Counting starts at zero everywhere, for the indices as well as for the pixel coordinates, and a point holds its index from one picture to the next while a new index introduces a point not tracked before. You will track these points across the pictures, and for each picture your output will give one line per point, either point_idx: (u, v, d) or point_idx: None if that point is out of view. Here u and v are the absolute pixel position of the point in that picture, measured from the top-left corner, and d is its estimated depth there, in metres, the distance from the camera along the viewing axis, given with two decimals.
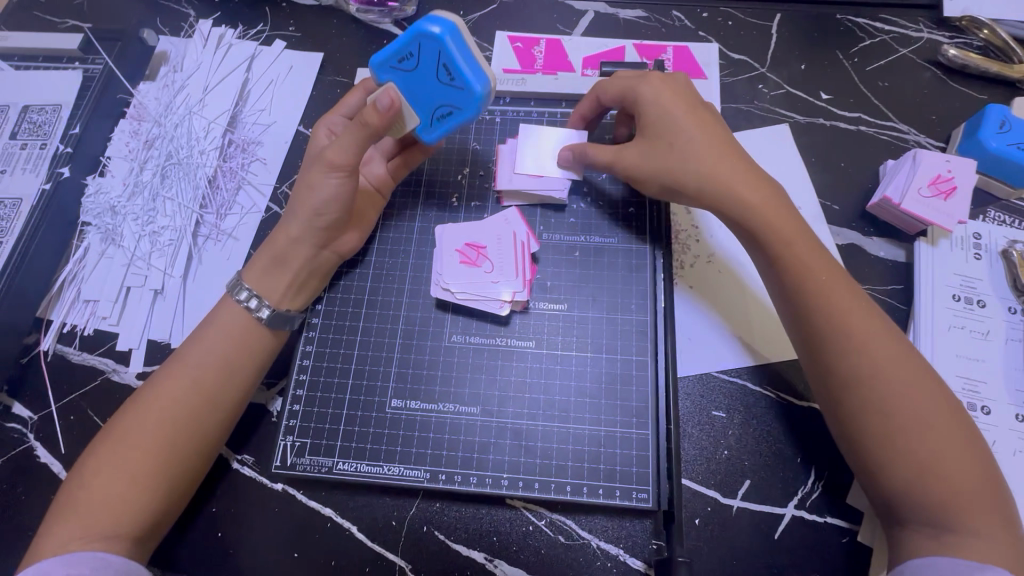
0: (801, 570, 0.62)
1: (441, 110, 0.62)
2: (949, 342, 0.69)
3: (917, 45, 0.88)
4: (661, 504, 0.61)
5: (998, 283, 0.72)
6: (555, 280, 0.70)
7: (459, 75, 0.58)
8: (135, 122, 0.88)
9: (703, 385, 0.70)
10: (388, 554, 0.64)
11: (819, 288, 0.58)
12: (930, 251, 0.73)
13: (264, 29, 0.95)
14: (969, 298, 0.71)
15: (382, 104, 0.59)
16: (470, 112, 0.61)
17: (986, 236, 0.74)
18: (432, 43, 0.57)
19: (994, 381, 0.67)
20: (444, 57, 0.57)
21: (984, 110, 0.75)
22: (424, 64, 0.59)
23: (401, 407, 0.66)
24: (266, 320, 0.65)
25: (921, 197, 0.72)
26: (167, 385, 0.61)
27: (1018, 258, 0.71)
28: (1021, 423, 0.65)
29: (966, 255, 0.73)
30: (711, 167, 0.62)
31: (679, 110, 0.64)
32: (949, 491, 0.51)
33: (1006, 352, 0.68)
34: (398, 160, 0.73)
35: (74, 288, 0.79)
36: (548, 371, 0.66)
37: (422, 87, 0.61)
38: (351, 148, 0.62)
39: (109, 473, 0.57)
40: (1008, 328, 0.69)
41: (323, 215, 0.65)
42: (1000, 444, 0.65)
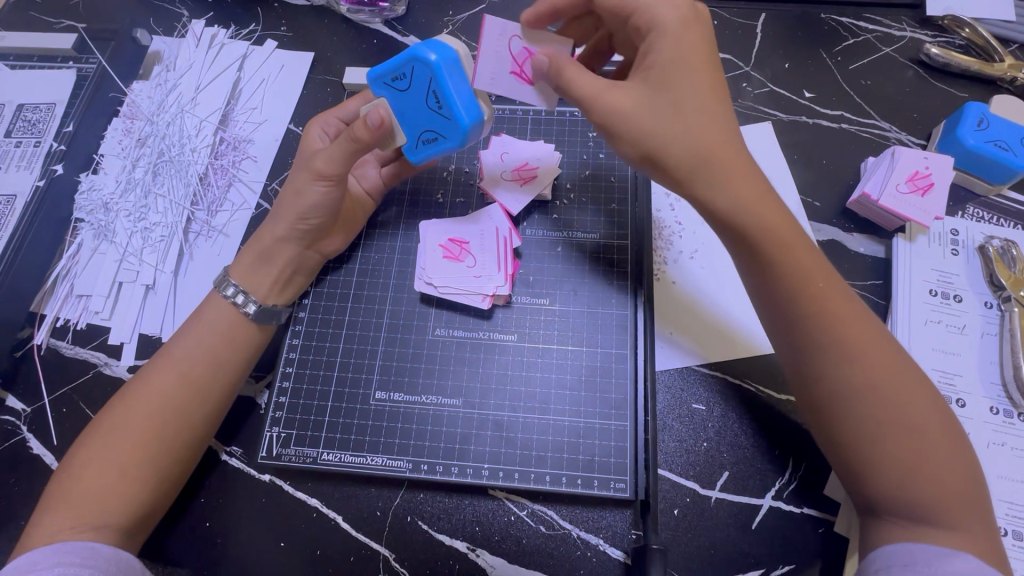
0: (777, 558, 0.63)
1: (427, 134, 0.62)
2: (925, 336, 0.70)
3: (899, 43, 0.89)
4: (638, 495, 0.62)
5: (975, 279, 0.73)
6: (537, 276, 0.71)
7: (449, 106, 0.59)
8: (129, 121, 0.90)
9: (684, 378, 0.71)
10: (372, 544, 0.65)
11: (810, 291, 0.54)
12: (908, 246, 0.74)
13: (256, 29, 0.96)
14: (946, 293, 0.72)
15: (372, 123, 0.59)
16: (456, 140, 0.61)
17: (964, 232, 0.75)
18: (426, 69, 0.57)
19: (969, 374, 0.68)
20: (436, 85, 0.58)
21: (963, 108, 0.76)
22: (415, 87, 0.59)
23: (385, 399, 0.67)
24: (253, 315, 0.67)
25: (899, 194, 0.73)
26: (156, 378, 0.62)
27: (995, 253, 0.72)
28: (995, 416, 0.66)
29: (944, 250, 0.74)
30: (709, 148, 0.54)
31: (673, 70, 0.55)
32: (931, 497, 0.49)
33: (981, 346, 0.69)
34: (391, 169, 0.75)
35: (67, 284, 0.81)
36: (530, 364, 0.67)
37: (411, 108, 0.61)
38: (336, 156, 0.63)
39: (100, 464, 0.58)
40: (985, 322, 0.70)
41: (308, 219, 0.67)
42: (975, 436, 0.66)
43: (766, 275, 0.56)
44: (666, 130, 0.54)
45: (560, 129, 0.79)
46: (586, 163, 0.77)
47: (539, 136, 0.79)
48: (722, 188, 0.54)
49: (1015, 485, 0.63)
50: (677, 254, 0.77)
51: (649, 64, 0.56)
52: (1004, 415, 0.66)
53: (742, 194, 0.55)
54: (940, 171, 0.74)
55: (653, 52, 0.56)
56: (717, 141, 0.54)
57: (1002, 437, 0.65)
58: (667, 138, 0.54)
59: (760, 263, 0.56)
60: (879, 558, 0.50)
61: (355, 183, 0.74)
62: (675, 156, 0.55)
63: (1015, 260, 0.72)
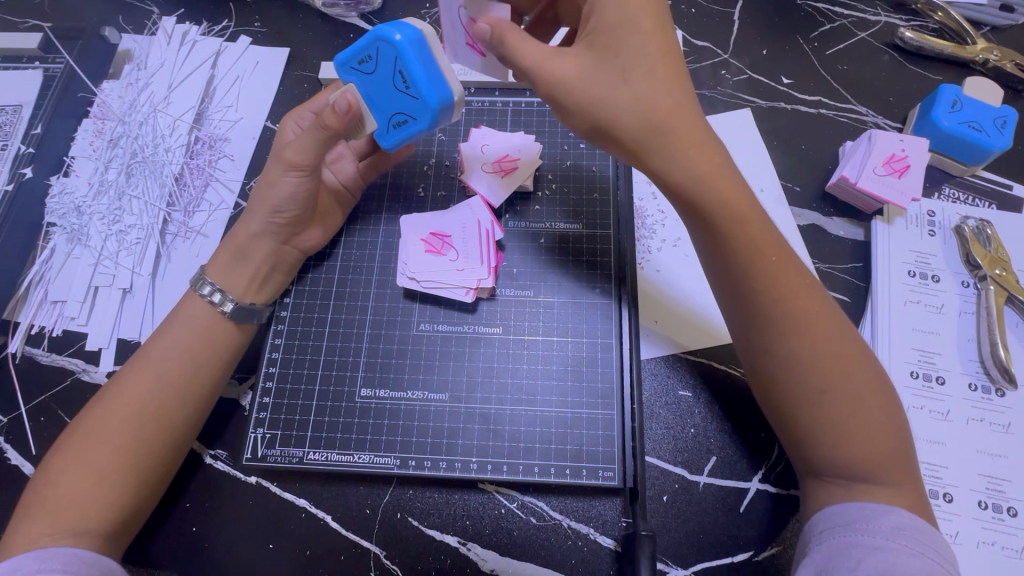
0: (766, 540, 0.64)
1: (398, 118, 0.61)
2: (905, 316, 0.71)
3: (874, 28, 0.89)
4: (627, 482, 0.62)
5: (952, 259, 0.74)
6: (520, 268, 0.71)
7: (415, 83, 0.58)
8: (99, 122, 0.88)
9: (670, 366, 0.71)
10: (362, 542, 0.64)
11: (760, 263, 0.54)
12: (887, 229, 0.75)
13: (229, 25, 0.94)
14: (924, 273, 0.73)
15: (341, 107, 0.59)
16: (426, 121, 0.60)
17: (940, 213, 0.76)
18: (391, 48, 0.58)
19: (948, 352, 0.69)
20: (402, 63, 0.58)
21: (938, 90, 0.77)
22: (382, 68, 0.59)
23: (370, 396, 0.67)
24: (230, 314, 0.65)
25: (878, 176, 0.74)
26: (133, 381, 0.61)
27: (971, 233, 0.73)
28: (974, 392, 0.68)
29: (921, 232, 0.75)
30: (662, 113, 0.53)
31: (635, 38, 0.54)
32: (864, 456, 0.51)
33: (960, 324, 0.71)
34: (368, 161, 0.74)
35: (42, 289, 0.79)
36: (515, 357, 0.67)
37: (380, 90, 0.61)
38: (309, 148, 0.63)
39: (78, 469, 0.57)
40: (962, 301, 0.72)
41: (281, 211, 0.66)
42: (955, 413, 0.67)
43: (717, 249, 0.56)
44: (618, 96, 0.53)
45: (540, 120, 0.78)
46: (567, 153, 0.76)
47: (519, 128, 0.78)
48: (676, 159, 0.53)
49: (994, 459, 0.65)
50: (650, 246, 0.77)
51: (596, 26, 0.55)
52: (982, 391, 0.68)
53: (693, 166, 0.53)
54: (916, 152, 0.75)
55: (605, 20, 0.55)
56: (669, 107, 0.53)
57: (980, 413, 0.67)
58: (620, 106, 0.53)
59: (711, 237, 0.55)
60: (824, 518, 0.52)
61: (331, 176, 0.72)
62: (623, 122, 0.54)
63: (990, 239, 0.73)
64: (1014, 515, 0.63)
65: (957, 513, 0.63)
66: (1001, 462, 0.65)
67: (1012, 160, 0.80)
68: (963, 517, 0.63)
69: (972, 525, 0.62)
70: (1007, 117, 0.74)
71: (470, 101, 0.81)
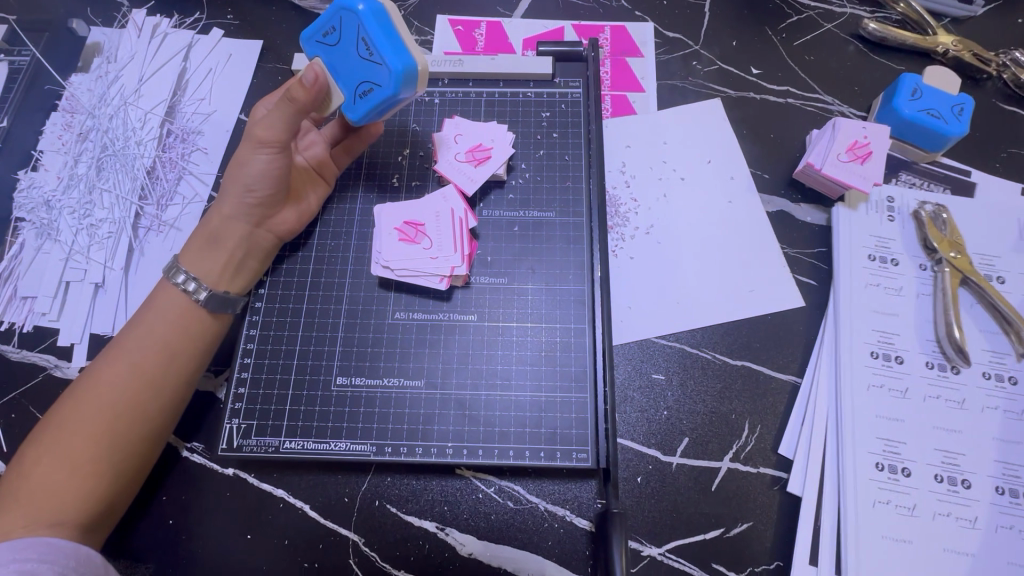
0: (737, 516, 0.66)
1: (362, 88, 0.61)
2: (865, 298, 0.73)
3: (840, 20, 0.92)
4: (600, 463, 0.64)
5: (910, 242, 0.76)
6: (495, 255, 0.72)
7: (377, 49, 0.58)
8: (68, 115, 0.86)
9: (644, 351, 0.73)
10: (341, 530, 0.65)
11: None
12: (848, 215, 0.77)
13: (200, 17, 0.93)
14: (883, 257, 0.75)
15: (308, 79, 0.60)
16: (389, 87, 0.59)
17: (898, 199, 0.78)
18: (355, 18, 0.59)
19: (906, 332, 0.72)
20: (364, 30, 0.58)
21: (901, 76, 0.79)
22: (347, 39, 0.60)
23: (346, 385, 0.67)
24: (205, 302, 0.65)
25: (839, 162, 0.76)
26: (107, 371, 0.61)
27: (927, 217, 0.76)
28: (931, 370, 0.70)
29: (881, 217, 0.77)
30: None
31: None
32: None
33: (918, 305, 0.73)
34: (341, 147, 0.74)
35: (11, 285, 0.78)
36: (491, 342, 0.68)
37: (346, 62, 0.62)
38: (278, 124, 0.63)
39: (53, 459, 0.57)
40: (919, 283, 0.74)
41: (253, 190, 0.66)
42: (912, 391, 0.69)
43: None
44: None
45: (514, 110, 0.79)
46: (540, 143, 0.77)
47: (493, 117, 0.79)
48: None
49: (950, 434, 0.67)
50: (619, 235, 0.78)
51: None
52: (938, 369, 0.70)
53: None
54: (879, 139, 0.76)
55: None
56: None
57: (937, 390, 0.69)
58: None
59: None
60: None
61: (301, 156, 0.72)
62: None
63: (945, 223, 0.75)
64: (968, 487, 0.65)
65: (918, 485, 0.65)
66: (956, 433, 0.67)
67: (969, 149, 0.83)
68: (919, 489, 0.65)
69: (928, 499, 0.65)
70: (965, 104, 0.77)
71: (442, 92, 0.81)
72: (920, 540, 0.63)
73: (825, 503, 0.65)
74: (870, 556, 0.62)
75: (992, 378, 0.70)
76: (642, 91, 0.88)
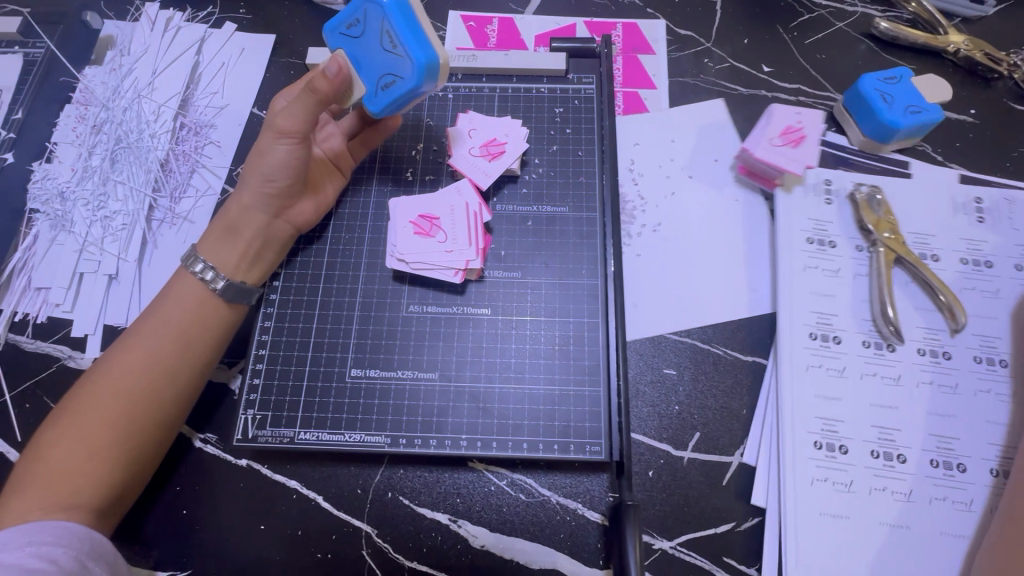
0: (748, 511, 0.66)
1: (384, 80, 0.62)
2: (804, 282, 0.74)
3: (851, 18, 0.92)
4: (613, 456, 0.64)
5: (848, 225, 0.77)
6: (508, 250, 0.72)
7: (401, 42, 0.59)
8: (82, 108, 0.87)
9: (656, 346, 0.73)
10: (354, 521, 0.65)
11: None
12: (785, 199, 0.78)
13: (213, 11, 0.94)
14: (821, 240, 0.76)
15: (331, 71, 0.61)
16: (412, 80, 0.60)
17: (836, 182, 0.79)
18: (379, 11, 0.59)
19: (843, 312, 0.73)
20: (388, 23, 0.59)
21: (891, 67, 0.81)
22: (370, 31, 0.61)
23: (360, 376, 0.67)
24: (222, 292, 0.65)
25: (772, 147, 0.76)
26: (124, 358, 0.61)
27: (863, 199, 0.77)
28: (868, 349, 0.71)
29: (818, 200, 0.78)
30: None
31: None
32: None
33: (854, 286, 0.74)
34: (358, 140, 0.75)
35: (25, 276, 0.78)
36: (504, 336, 0.68)
37: (368, 54, 0.62)
38: (300, 115, 0.63)
39: (69, 444, 0.57)
40: (856, 265, 0.75)
41: (272, 180, 0.66)
42: (849, 369, 0.70)
43: None
44: None
45: (527, 106, 0.79)
46: (553, 138, 0.77)
47: (506, 113, 0.79)
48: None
49: (964, 430, 0.67)
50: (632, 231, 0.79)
51: None
52: (874, 347, 0.71)
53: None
54: (812, 125, 0.76)
55: None
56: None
57: (874, 368, 0.70)
58: None
59: None
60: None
61: (319, 148, 0.73)
62: None
63: (880, 205, 0.76)
64: (904, 461, 0.66)
65: (928, 480, 0.66)
66: (948, 422, 0.68)
67: (979, 148, 0.83)
68: (857, 466, 0.66)
69: (865, 474, 0.66)
70: (925, 109, 0.77)
71: (456, 87, 0.81)
72: (930, 534, 0.64)
73: (760, 478, 0.67)
74: (807, 530, 0.64)
75: (927, 354, 0.71)
76: (653, 88, 0.88)
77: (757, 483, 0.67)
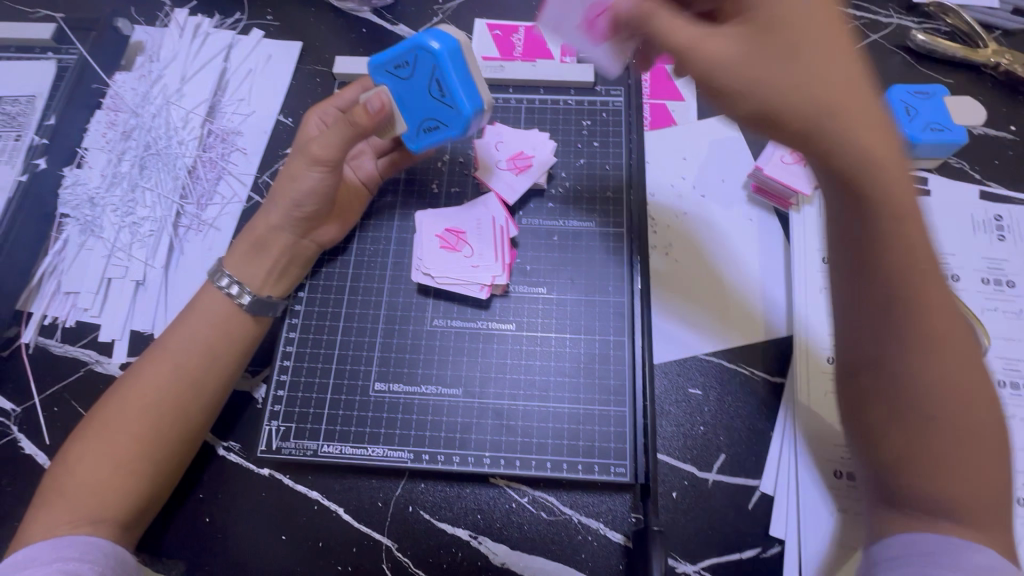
0: (775, 536, 0.65)
1: (428, 124, 0.64)
2: (822, 304, 0.72)
3: (886, 30, 0.90)
4: (638, 478, 0.63)
5: None
6: (534, 265, 0.71)
7: (451, 94, 0.61)
8: (112, 113, 0.88)
9: (681, 365, 0.72)
10: (374, 535, 0.65)
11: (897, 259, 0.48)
12: (800, 218, 0.77)
13: (241, 18, 0.94)
14: None
15: (372, 108, 0.60)
16: (457, 129, 0.63)
17: None
18: (430, 57, 0.59)
19: None
20: (440, 73, 0.60)
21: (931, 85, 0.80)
22: (419, 75, 0.60)
23: (384, 390, 0.67)
24: (248, 307, 0.66)
25: (785, 164, 0.77)
26: (150, 370, 0.62)
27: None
28: None
29: None
30: (720, 51, 0.53)
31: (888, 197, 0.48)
32: (966, 509, 0.47)
33: None
34: (388, 159, 0.75)
35: (54, 280, 0.79)
36: (528, 353, 0.68)
37: (414, 96, 0.62)
38: (334, 142, 0.63)
39: (96, 457, 0.58)
40: None
41: (301, 206, 0.66)
42: None
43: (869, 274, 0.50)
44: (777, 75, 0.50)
45: (554, 118, 0.79)
46: (580, 151, 0.77)
47: (533, 125, 0.78)
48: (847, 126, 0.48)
49: None
50: (659, 247, 0.77)
51: None
52: None
53: (869, 139, 0.48)
54: None
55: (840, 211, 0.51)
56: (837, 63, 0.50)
57: None
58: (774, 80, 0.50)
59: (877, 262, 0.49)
60: (889, 546, 0.49)
61: (350, 172, 0.73)
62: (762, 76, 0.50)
63: None
64: None
65: None
66: None
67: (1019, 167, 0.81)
68: None
69: None
70: (946, 128, 0.75)
71: None
72: None
73: (779, 508, 0.65)
74: (829, 561, 0.63)
75: None
76: (681, 100, 0.87)
77: (776, 513, 0.65)
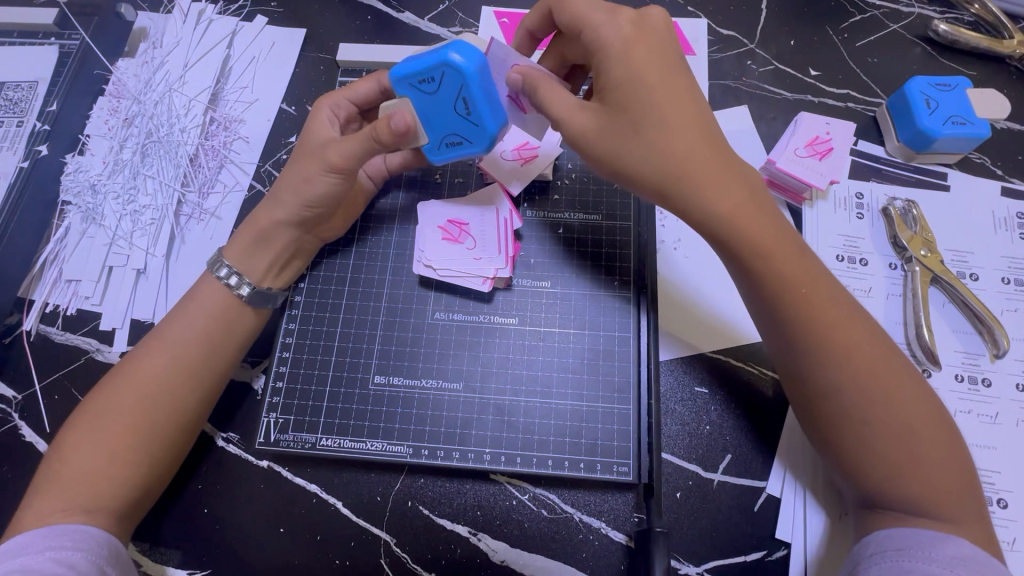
0: (780, 539, 0.63)
1: (450, 139, 0.61)
2: None
3: (907, 20, 0.87)
4: (642, 478, 0.62)
5: (880, 241, 0.73)
6: (538, 258, 0.70)
7: (477, 112, 0.58)
8: (114, 100, 0.87)
9: (687, 362, 0.70)
10: (373, 529, 0.64)
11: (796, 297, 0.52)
12: (814, 214, 0.75)
13: (245, 4, 0.93)
14: (852, 257, 0.73)
15: (397, 125, 0.58)
16: (482, 147, 0.61)
17: (868, 195, 0.76)
18: (458, 74, 0.55)
19: None
20: (467, 91, 0.56)
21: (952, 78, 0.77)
22: (444, 91, 0.57)
23: (383, 384, 0.66)
24: (248, 298, 0.65)
25: (797, 157, 0.74)
26: (146, 362, 0.61)
27: (896, 214, 0.73)
28: None
29: (849, 215, 0.75)
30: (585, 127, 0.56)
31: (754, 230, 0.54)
32: (936, 500, 0.49)
33: (887, 307, 0.70)
34: (400, 159, 0.71)
35: (56, 268, 0.78)
36: (531, 348, 0.66)
37: (438, 111, 0.59)
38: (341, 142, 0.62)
39: (90, 447, 0.57)
40: (889, 284, 0.71)
41: (311, 205, 0.65)
42: None
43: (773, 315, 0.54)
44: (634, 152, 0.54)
45: None
46: None
47: None
48: (698, 197, 0.53)
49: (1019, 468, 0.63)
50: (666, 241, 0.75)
51: None
52: None
53: (721, 202, 0.52)
54: (840, 138, 0.75)
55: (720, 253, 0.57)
56: (676, 130, 0.53)
57: None
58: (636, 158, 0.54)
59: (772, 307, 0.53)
60: (871, 543, 0.51)
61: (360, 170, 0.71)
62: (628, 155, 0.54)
63: (916, 220, 0.72)
64: None
65: None
66: (990, 454, 0.64)
67: None
68: None
69: None
70: (969, 122, 0.72)
71: None
72: None
73: (785, 510, 0.64)
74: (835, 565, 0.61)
75: (965, 381, 0.67)
76: None
77: (782, 517, 0.64)
